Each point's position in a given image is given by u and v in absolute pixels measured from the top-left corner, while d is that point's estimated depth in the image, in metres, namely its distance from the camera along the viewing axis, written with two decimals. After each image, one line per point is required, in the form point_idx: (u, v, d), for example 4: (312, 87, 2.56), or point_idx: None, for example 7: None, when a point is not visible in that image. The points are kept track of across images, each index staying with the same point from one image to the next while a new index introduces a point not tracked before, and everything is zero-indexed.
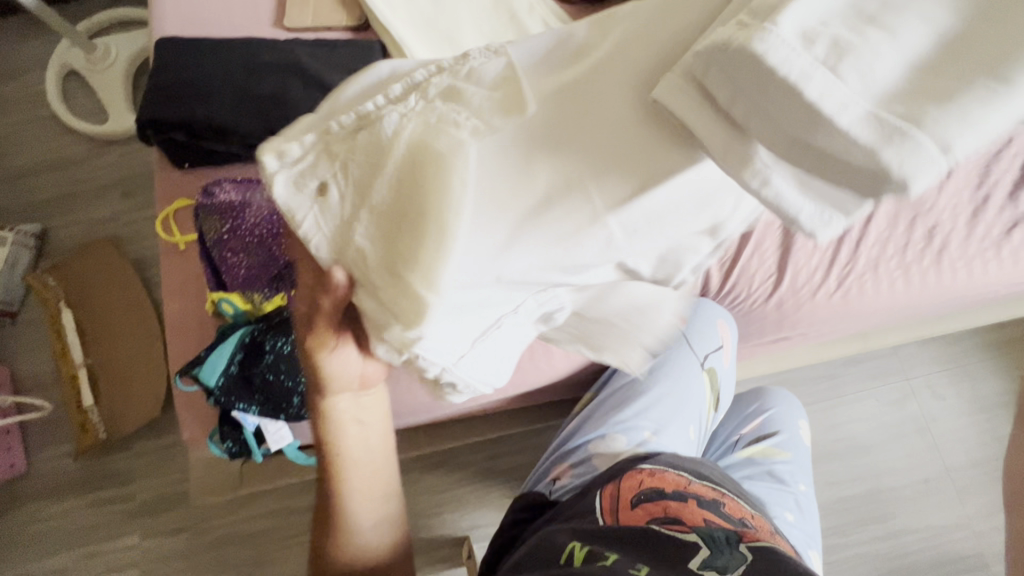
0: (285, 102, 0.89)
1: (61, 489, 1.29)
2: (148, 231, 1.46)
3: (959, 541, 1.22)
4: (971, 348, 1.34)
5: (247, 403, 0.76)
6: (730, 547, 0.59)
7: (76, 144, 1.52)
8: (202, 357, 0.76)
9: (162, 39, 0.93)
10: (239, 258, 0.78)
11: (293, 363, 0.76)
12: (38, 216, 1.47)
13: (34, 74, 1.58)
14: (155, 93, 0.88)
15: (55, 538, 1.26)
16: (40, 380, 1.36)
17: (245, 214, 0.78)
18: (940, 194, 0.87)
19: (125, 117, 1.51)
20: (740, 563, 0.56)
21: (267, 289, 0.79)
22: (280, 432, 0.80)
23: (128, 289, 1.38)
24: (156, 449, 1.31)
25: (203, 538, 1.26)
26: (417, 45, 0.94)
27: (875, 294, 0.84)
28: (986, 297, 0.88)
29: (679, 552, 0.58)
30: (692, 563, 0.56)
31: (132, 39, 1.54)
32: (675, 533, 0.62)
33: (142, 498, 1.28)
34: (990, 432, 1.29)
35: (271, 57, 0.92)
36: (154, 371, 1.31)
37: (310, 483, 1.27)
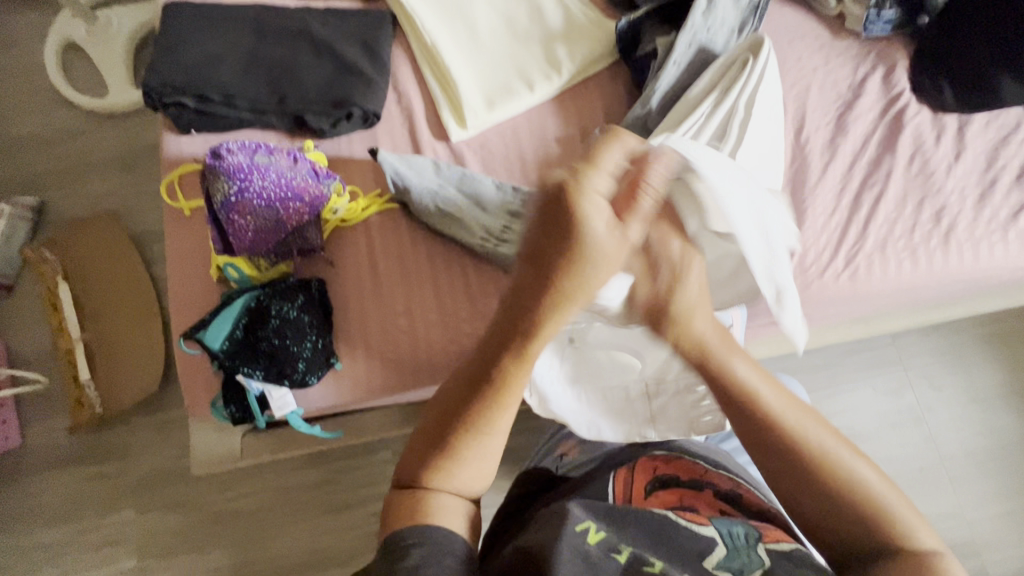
0: (295, 69, 0.88)
1: (57, 464, 1.27)
2: (147, 205, 1.44)
3: (952, 530, 1.23)
4: (967, 340, 1.35)
5: (251, 367, 0.76)
6: (747, 551, 0.54)
7: (75, 118, 1.50)
8: (206, 321, 0.75)
9: (169, 4, 0.92)
10: (246, 221, 0.77)
11: (298, 328, 0.77)
12: (35, 188, 1.45)
13: (34, 45, 1.56)
14: (162, 57, 0.87)
15: (50, 512, 1.25)
16: (35, 354, 1.34)
17: (254, 178, 0.77)
18: (948, 176, 0.87)
19: (126, 91, 1.48)
20: (757, 567, 0.52)
21: (273, 256, 0.80)
22: (284, 398, 0.78)
23: (126, 263, 1.37)
24: (152, 426, 1.29)
25: (198, 515, 1.25)
26: (429, 16, 0.94)
27: (883, 275, 0.84)
28: (992, 281, 0.89)
29: (694, 545, 0.54)
30: (703, 563, 0.52)
31: (135, 11, 1.52)
32: (691, 523, 0.57)
33: (138, 474, 1.27)
34: (984, 423, 1.30)
35: (280, 24, 0.91)
36: (153, 346, 1.30)
37: (308, 461, 1.26)
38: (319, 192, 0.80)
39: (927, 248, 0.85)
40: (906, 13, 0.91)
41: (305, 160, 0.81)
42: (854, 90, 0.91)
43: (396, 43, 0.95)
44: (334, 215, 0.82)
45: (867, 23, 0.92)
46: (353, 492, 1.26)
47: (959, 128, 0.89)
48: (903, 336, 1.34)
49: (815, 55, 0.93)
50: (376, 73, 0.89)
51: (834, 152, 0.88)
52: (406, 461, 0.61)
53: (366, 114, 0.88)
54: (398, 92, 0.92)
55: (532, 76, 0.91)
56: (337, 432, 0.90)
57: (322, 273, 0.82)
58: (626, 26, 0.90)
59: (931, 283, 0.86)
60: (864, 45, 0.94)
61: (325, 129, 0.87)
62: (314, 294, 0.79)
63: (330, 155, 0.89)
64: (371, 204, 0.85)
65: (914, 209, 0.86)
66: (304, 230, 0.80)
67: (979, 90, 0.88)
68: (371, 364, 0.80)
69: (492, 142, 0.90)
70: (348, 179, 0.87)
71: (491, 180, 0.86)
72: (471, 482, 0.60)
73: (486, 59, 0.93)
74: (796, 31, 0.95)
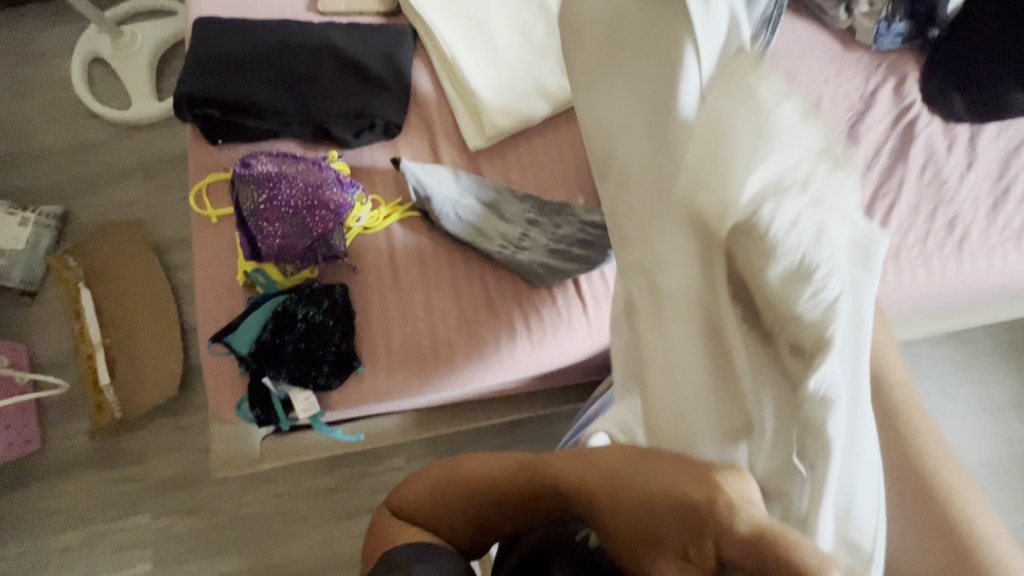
0: (319, 81, 0.92)
1: (76, 467, 1.30)
2: (169, 213, 1.48)
3: None
4: (981, 349, 1.35)
5: (277, 370, 0.78)
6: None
7: (100, 129, 1.54)
8: (235, 323, 0.78)
9: (199, 20, 0.95)
10: (274, 227, 0.80)
11: (323, 332, 0.79)
12: (60, 198, 1.49)
13: (61, 59, 1.61)
14: (193, 71, 0.91)
15: (69, 515, 1.27)
16: (57, 359, 1.37)
17: (282, 186, 0.80)
18: (960, 185, 0.88)
19: (149, 103, 1.53)
20: None
21: (300, 262, 0.82)
22: (309, 400, 0.79)
23: (148, 269, 1.40)
24: (170, 430, 1.31)
25: (214, 518, 1.26)
26: (448, 30, 0.97)
27: (897, 283, 0.85)
28: (1006, 288, 0.89)
29: None
30: None
31: (159, 26, 1.57)
32: None
33: (156, 478, 1.29)
34: (1000, 433, 1.29)
35: (306, 39, 0.94)
36: (172, 351, 1.33)
37: (323, 466, 1.28)
38: (343, 200, 0.82)
39: (940, 256, 0.86)
40: (917, 26, 0.93)
41: (331, 169, 0.84)
42: (866, 100, 0.93)
43: (416, 57, 0.98)
44: (357, 223, 0.85)
45: (877, 35, 0.94)
46: (367, 497, 1.26)
47: (970, 138, 0.91)
48: (915, 345, 1.34)
49: (826, 67, 0.95)
50: (397, 86, 0.93)
51: None
52: (413, 485, 0.48)
53: (387, 125, 0.91)
54: (419, 104, 0.95)
55: (548, 88, 0.94)
56: (356, 435, 0.91)
57: (345, 279, 0.84)
58: None
59: (945, 290, 0.86)
60: (873, 57, 0.96)
61: (348, 139, 0.91)
62: (337, 299, 0.81)
63: (353, 165, 0.91)
64: (393, 212, 0.87)
65: (927, 217, 0.87)
66: (330, 236, 0.82)
67: (989, 100, 0.89)
68: (392, 368, 0.81)
69: (509, 151, 0.93)
70: (370, 187, 0.90)
71: (508, 189, 0.89)
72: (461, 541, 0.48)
73: (504, 71, 0.95)
74: (807, 44, 0.97)
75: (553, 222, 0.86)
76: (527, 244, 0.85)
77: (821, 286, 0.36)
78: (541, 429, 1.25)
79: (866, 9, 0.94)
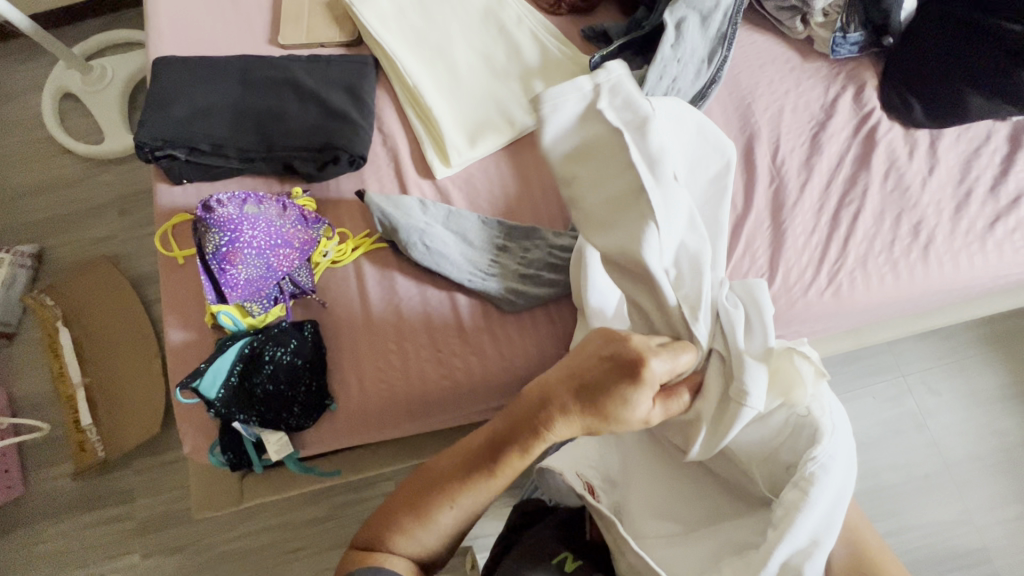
0: (281, 117, 0.91)
1: (59, 510, 1.27)
2: (145, 248, 1.47)
3: (960, 536, 1.22)
4: (964, 343, 1.35)
5: (247, 414, 0.77)
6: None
7: (73, 165, 1.53)
8: (201, 369, 0.75)
9: (157, 59, 0.95)
10: (238, 269, 0.79)
11: (293, 373, 0.78)
12: (34, 236, 1.48)
13: (31, 96, 1.60)
14: (153, 112, 0.90)
15: (53, 560, 1.24)
16: (36, 400, 1.35)
17: (244, 227, 0.80)
18: (923, 190, 0.89)
19: (121, 137, 1.52)
20: None
21: (265, 301, 0.81)
22: (282, 441, 0.79)
23: (124, 306, 1.38)
24: (154, 467, 1.30)
25: (203, 555, 1.24)
26: (410, 59, 0.97)
27: (865, 290, 0.85)
28: (974, 290, 0.90)
29: None
30: None
31: (128, 60, 1.56)
32: None
33: (143, 517, 1.27)
34: (987, 426, 1.30)
35: (267, 74, 0.94)
36: (153, 387, 1.31)
37: (311, 496, 1.27)
38: (309, 236, 0.84)
39: (907, 262, 0.86)
40: (871, 35, 0.95)
41: (294, 207, 0.85)
42: (826, 109, 0.94)
43: (379, 87, 0.98)
44: (324, 257, 0.85)
45: (834, 45, 0.95)
46: (359, 525, 1.25)
47: (930, 142, 0.92)
48: (899, 342, 1.35)
49: (786, 78, 0.96)
50: (359, 117, 0.92)
51: (810, 171, 0.90)
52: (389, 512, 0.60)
53: (352, 157, 0.90)
54: (383, 134, 0.95)
55: (512, 112, 0.94)
56: (334, 471, 0.90)
57: (314, 315, 0.84)
58: (600, 58, 0.92)
59: (912, 296, 0.87)
60: (833, 65, 0.97)
61: (312, 173, 0.90)
62: (306, 336, 0.81)
63: (318, 199, 0.91)
64: (361, 244, 0.87)
65: (892, 223, 0.88)
66: (296, 274, 0.83)
67: (947, 105, 0.90)
68: (365, 404, 0.81)
69: (475, 177, 0.93)
70: (337, 221, 0.89)
71: (475, 215, 0.89)
72: (412, 546, 0.58)
73: (466, 97, 0.95)
74: (766, 56, 0.97)
75: (521, 248, 0.87)
76: (496, 271, 0.86)
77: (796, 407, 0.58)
78: None
79: (821, 20, 0.95)
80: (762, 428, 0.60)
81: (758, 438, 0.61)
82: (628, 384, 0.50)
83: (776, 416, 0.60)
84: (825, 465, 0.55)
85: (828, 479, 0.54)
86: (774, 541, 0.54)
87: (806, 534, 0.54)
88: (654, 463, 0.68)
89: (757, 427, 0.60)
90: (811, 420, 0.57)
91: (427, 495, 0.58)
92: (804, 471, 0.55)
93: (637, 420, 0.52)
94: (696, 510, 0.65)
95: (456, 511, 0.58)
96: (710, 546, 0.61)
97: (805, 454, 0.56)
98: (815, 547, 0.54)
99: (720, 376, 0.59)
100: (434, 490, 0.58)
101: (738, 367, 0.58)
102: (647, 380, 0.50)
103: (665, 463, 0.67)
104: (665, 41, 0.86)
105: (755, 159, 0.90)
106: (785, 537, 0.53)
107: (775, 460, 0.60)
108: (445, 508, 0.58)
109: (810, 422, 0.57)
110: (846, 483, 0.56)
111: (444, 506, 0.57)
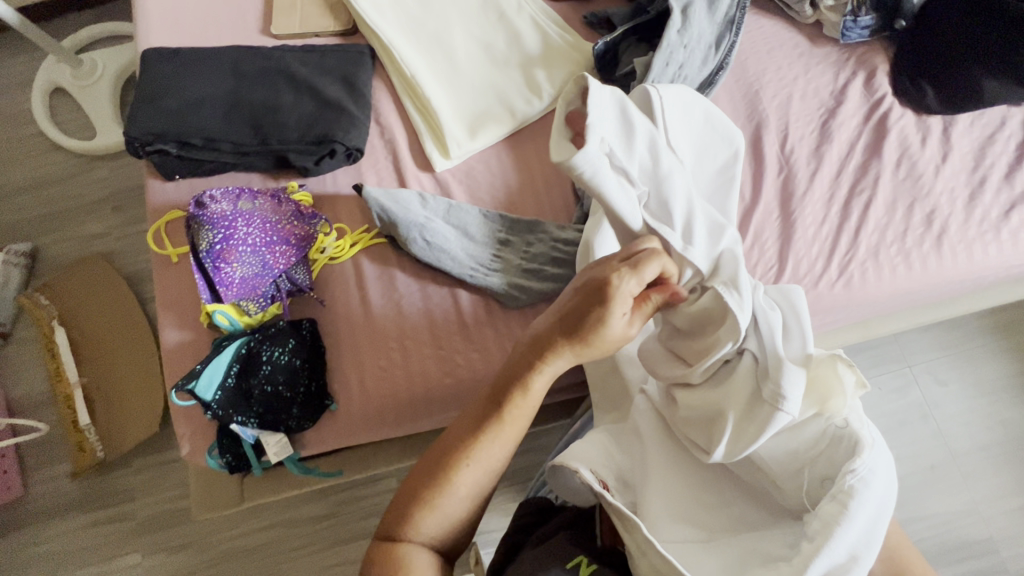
0: (275, 109, 0.88)
1: (59, 511, 1.26)
2: (140, 245, 1.44)
3: (967, 527, 1.21)
4: (971, 333, 1.34)
5: (245, 415, 0.75)
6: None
7: (65, 162, 1.50)
8: (197, 371, 0.73)
9: (147, 51, 0.92)
10: (232, 267, 0.77)
11: (292, 373, 0.76)
12: (27, 234, 1.45)
13: (20, 91, 1.56)
14: (143, 106, 0.87)
15: (54, 561, 1.23)
16: (33, 400, 1.33)
17: (238, 224, 0.78)
18: (936, 178, 0.87)
19: (113, 131, 1.49)
20: None
21: (262, 300, 0.79)
22: (281, 443, 0.77)
23: (120, 303, 1.36)
24: (154, 466, 1.28)
25: (205, 554, 1.23)
26: (407, 48, 0.94)
27: (878, 282, 0.83)
28: (987, 279, 0.88)
29: None
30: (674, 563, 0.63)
31: (119, 53, 1.53)
32: None
33: (143, 516, 1.26)
34: (994, 416, 1.29)
35: (260, 65, 0.91)
36: (152, 386, 1.29)
37: (312, 494, 1.25)
38: (306, 231, 0.82)
39: (920, 252, 0.84)
40: (882, 18, 0.93)
41: (289, 201, 0.83)
42: (837, 96, 0.91)
43: (376, 77, 0.96)
44: (322, 254, 0.83)
45: (844, 29, 0.92)
46: (361, 522, 1.24)
47: (943, 129, 0.90)
48: (906, 332, 1.33)
49: (794, 64, 0.93)
50: (356, 108, 0.89)
51: (820, 159, 0.87)
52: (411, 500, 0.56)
53: (349, 149, 0.88)
54: (381, 126, 0.92)
55: (513, 102, 0.92)
56: (336, 471, 0.89)
57: (312, 313, 0.82)
58: (603, 44, 0.90)
59: (925, 286, 0.85)
60: (843, 51, 0.94)
61: (308, 167, 0.87)
62: (304, 335, 0.79)
63: (315, 193, 0.88)
64: (359, 240, 0.85)
65: (905, 212, 0.85)
66: (293, 272, 0.81)
67: (961, 90, 0.88)
68: (366, 403, 0.79)
69: (476, 169, 0.90)
70: (335, 216, 0.87)
71: (476, 209, 0.86)
72: (432, 529, 0.56)
73: (466, 87, 0.93)
74: (774, 41, 0.95)
75: (524, 241, 0.85)
76: (498, 266, 0.84)
77: (830, 419, 0.58)
78: (532, 443, 1.23)
79: (831, 3, 0.92)
80: (795, 437, 0.59)
81: (791, 448, 0.59)
82: (600, 304, 0.52)
83: (810, 428, 0.59)
84: (866, 478, 0.53)
85: (868, 493, 0.53)
86: (812, 553, 0.52)
87: (845, 547, 0.53)
88: (677, 470, 0.65)
89: (790, 436, 0.59)
90: (849, 433, 0.56)
91: (443, 465, 0.56)
92: (843, 482, 0.54)
93: (618, 338, 0.54)
94: (719, 519, 0.63)
95: (475, 483, 0.56)
96: (728, 557, 0.59)
97: (843, 465, 0.55)
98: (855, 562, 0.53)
99: (751, 382, 0.59)
100: (448, 455, 0.56)
101: (778, 372, 0.57)
102: (617, 295, 0.52)
103: (688, 469, 0.65)
104: (671, 26, 0.83)
105: (763, 147, 0.88)
106: (823, 550, 0.52)
107: (806, 473, 0.59)
108: (467, 475, 0.56)
109: (846, 434, 0.56)
110: (889, 495, 0.55)
111: (466, 468, 0.56)
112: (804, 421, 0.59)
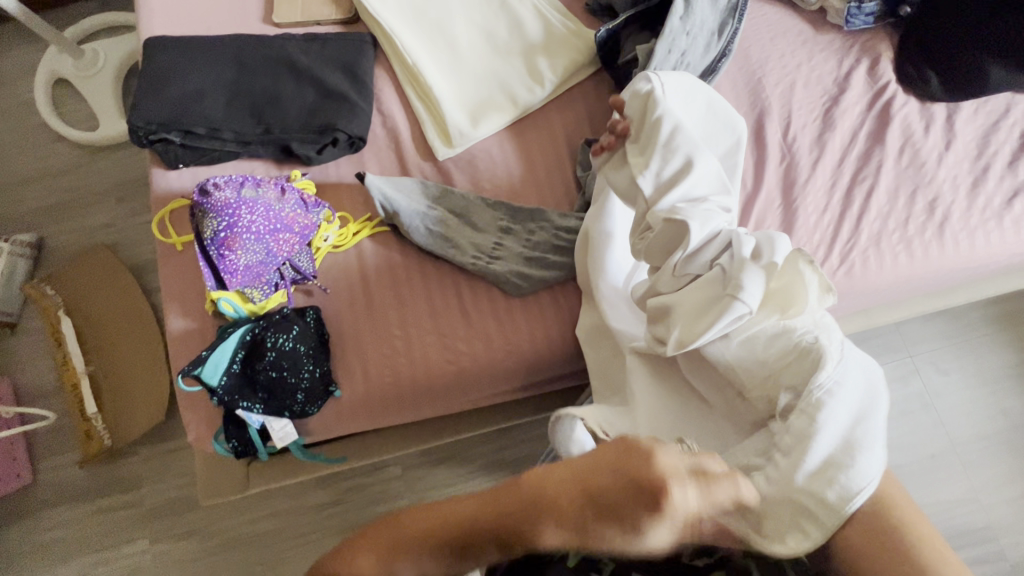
0: (277, 98, 0.89)
1: (68, 497, 1.28)
2: (144, 235, 1.45)
3: (965, 514, 1.22)
4: (973, 322, 1.34)
5: (250, 401, 0.76)
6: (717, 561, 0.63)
7: (69, 153, 1.50)
8: (203, 357, 0.74)
9: (149, 40, 0.92)
10: (237, 255, 0.77)
11: (295, 360, 0.77)
12: (32, 225, 1.46)
13: (23, 82, 1.56)
14: (146, 95, 0.87)
15: (63, 546, 1.25)
16: (41, 389, 1.35)
17: (242, 212, 0.77)
18: (939, 165, 0.87)
19: (116, 123, 1.49)
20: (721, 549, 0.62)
21: (266, 287, 0.80)
22: (285, 429, 0.79)
23: (125, 293, 1.37)
24: (161, 453, 1.30)
25: (212, 540, 1.25)
26: (409, 36, 0.94)
27: (879, 270, 0.83)
28: (989, 268, 0.88)
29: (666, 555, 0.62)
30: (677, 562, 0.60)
31: (121, 43, 1.52)
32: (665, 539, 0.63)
33: (151, 503, 1.27)
34: (996, 405, 1.29)
35: (261, 54, 0.91)
36: (157, 375, 1.31)
37: (317, 482, 1.27)
38: (309, 221, 0.82)
39: (921, 239, 0.84)
40: (887, 4, 0.92)
41: (293, 190, 0.83)
42: (840, 83, 0.91)
43: (377, 65, 0.96)
44: (325, 242, 0.84)
45: (848, 16, 0.92)
46: (366, 509, 1.26)
47: (947, 116, 0.89)
48: (906, 322, 1.33)
49: (798, 51, 0.93)
50: (358, 97, 0.89)
51: (823, 147, 0.87)
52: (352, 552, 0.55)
53: (351, 138, 0.88)
54: (383, 114, 0.92)
55: (514, 89, 0.92)
56: (340, 458, 0.90)
57: (316, 301, 0.83)
58: (606, 31, 0.89)
59: (926, 275, 0.85)
60: (847, 37, 0.94)
61: (311, 156, 0.87)
62: (309, 323, 0.80)
63: (318, 182, 0.89)
64: (362, 229, 0.85)
65: (907, 200, 0.85)
66: (297, 259, 0.82)
67: (966, 76, 0.88)
68: (369, 390, 0.80)
69: (478, 157, 0.90)
70: (337, 204, 0.87)
71: (479, 197, 0.87)
72: None
73: (467, 75, 0.93)
74: (777, 28, 0.94)
75: (526, 230, 0.85)
76: (501, 254, 0.84)
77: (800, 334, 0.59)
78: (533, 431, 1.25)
79: None
80: (763, 352, 0.61)
81: (758, 362, 0.61)
82: (646, 511, 0.47)
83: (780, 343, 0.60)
84: (831, 391, 0.56)
85: (836, 403, 0.56)
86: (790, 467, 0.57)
87: (819, 459, 0.56)
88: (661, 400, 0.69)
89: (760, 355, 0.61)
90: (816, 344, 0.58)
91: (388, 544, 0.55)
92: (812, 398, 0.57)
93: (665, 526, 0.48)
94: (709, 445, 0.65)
95: None
96: None
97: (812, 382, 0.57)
98: (850, 468, 0.55)
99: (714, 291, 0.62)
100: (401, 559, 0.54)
101: (737, 272, 0.61)
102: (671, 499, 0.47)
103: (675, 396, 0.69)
104: (673, 13, 0.82)
105: (766, 135, 0.88)
106: (799, 464, 0.56)
107: (775, 384, 0.61)
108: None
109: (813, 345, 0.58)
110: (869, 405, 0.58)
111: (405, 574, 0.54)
112: (770, 336, 0.61)
